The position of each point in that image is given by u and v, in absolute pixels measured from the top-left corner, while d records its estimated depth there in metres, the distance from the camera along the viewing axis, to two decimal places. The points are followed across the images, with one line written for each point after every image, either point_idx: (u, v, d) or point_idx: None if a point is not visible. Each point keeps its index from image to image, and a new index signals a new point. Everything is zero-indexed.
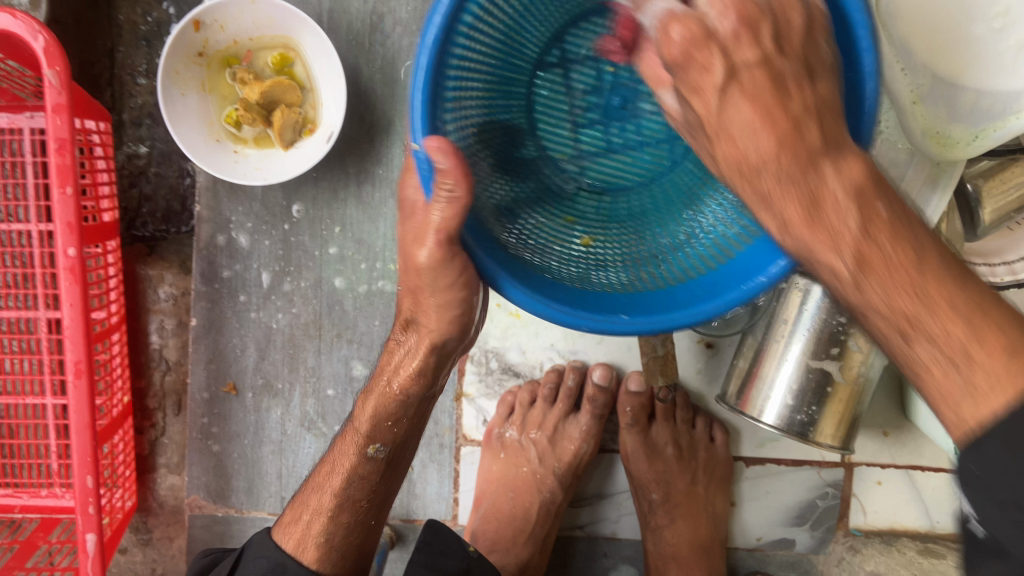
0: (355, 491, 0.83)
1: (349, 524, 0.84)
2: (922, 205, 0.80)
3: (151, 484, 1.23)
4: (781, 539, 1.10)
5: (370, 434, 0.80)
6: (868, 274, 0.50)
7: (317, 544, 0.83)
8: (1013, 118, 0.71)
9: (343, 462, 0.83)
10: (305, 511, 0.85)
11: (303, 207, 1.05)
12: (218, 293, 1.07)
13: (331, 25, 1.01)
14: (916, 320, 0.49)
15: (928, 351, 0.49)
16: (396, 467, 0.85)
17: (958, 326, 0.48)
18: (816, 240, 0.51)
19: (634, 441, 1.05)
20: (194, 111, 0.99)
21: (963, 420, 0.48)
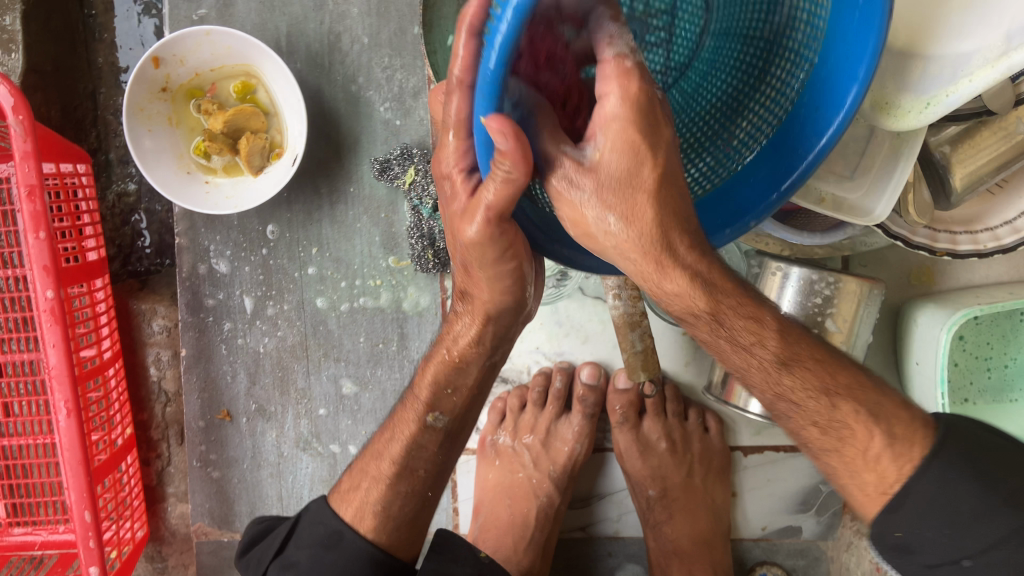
0: (412, 459, 0.79)
1: (406, 494, 0.80)
2: (884, 178, 0.76)
3: (162, 513, 1.25)
4: (787, 527, 1.08)
5: (429, 401, 0.77)
6: (792, 354, 0.59)
7: (375, 511, 0.79)
8: (965, 81, 0.67)
9: (403, 431, 0.79)
10: (364, 478, 0.81)
11: (278, 229, 1.06)
12: (205, 322, 1.09)
13: (289, 49, 1.02)
14: (831, 394, 0.60)
15: (852, 415, 0.59)
16: (454, 437, 0.80)
17: (861, 389, 0.60)
18: (742, 319, 0.58)
19: (627, 439, 1.03)
20: (163, 146, 1.00)
21: (889, 478, 0.58)
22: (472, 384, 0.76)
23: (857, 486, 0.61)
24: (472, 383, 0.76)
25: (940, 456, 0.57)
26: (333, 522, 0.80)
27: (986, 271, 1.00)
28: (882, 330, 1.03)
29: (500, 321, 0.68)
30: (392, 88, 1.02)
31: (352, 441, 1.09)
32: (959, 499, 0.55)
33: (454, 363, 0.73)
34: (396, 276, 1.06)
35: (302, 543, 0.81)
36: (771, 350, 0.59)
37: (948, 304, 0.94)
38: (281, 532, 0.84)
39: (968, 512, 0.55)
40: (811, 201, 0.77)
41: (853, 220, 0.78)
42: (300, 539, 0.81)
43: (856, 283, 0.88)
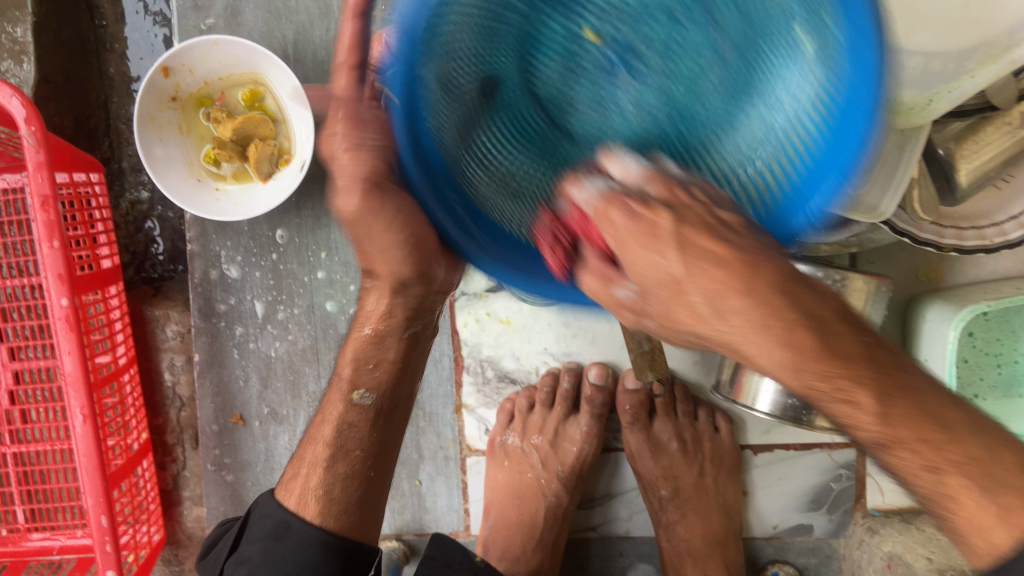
0: (346, 439, 0.78)
1: (347, 476, 0.78)
2: (890, 173, 0.76)
3: (178, 516, 1.27)
4: (799, 525, 1.08)
5: (353, 379, 0.79)
6: (893, 434, 0.53)
7: (316, 495, 0.76)
8: (967, 77, 0.67)
9: (332, 411, 0.80)
10: (302, 465, 0.79)
11: (287, 233, 1.07)
12: (217, 327, 1.10)
13: (297, 57, 1.03)
14: (941, 468, 0.53)
15: (960, 481, 0.53)
16: (388, 415, 0.81)
17: (980, 448, 0.53)
18: (838, 371, 0.50)
19: (637, 438, 1.03)
20: (173, 154, 1.01)
21: (996, 546, 0.52)
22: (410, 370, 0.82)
23: (962, 547, 0.55)
24: (395, 357, 0.79)
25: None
26: (277, 513, 0.77)
27: (994, 265, 0.99)
28: (890, 326, 1.03)
29: (409, 293, 0.75)
30: None
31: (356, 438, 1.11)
32: None
33: (370, 338, 0.78)
34: None
35: (254, 537, 0.77)
36: (868, 430, 0.53)
37: (956, 300, 0.93)
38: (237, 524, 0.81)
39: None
40: None
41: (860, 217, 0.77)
42: (252, 532, 0.78)
43: (863, 280, 0.88)
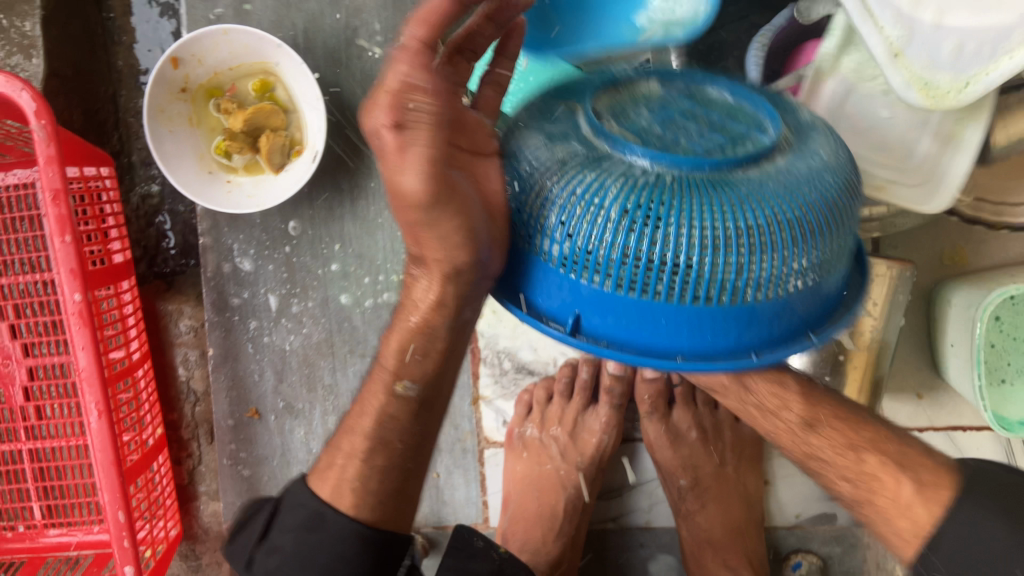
0: (387, 432, 0.69)
1: (387, 467, 0.69)
2: (943, 164, 0.79)
3: (194, 512, 1.26)
4: (821, 514, 1.06)
5: (397, 368, 0.68)
6: (815, 415, 0.75)
7: (353, 488, 0.68)
8: (1006, 58, 0.66)
9: (373, 403, 0.70)
10: (337, 457, 0.71)
11: (300, 225, 1.06)
12: (231, 321, 1.09)
13: (306, 45, 1.01)
14: (855, 448, 0.71)
15: (878, 458, 0.69)
16: (431, 404, 0.71)
17: (889, 440, 0.71)
18: (764, 380, 0.78)
19: (656, 429, 1.01)
20: (184, 146, 1.00)
21: (920, 523, 0.65)
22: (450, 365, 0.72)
23: (891, 534, 0.68)
24: (444, 347, 0.67)
25: (970, 497, 0.62)
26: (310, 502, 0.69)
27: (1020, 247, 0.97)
28: (913, 312, 1.01)
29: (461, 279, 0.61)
30: None
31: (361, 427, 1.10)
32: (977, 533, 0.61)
33: (414, 333, 0.66)
34: None
35: (284, 526, 0.69)
36: (795, 410, 0.76)
37: (983, 283, 0.92)
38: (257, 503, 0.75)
39: (996, 549, 0.60)
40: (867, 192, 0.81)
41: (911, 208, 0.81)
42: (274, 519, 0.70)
43: (886, 264, 0.87)
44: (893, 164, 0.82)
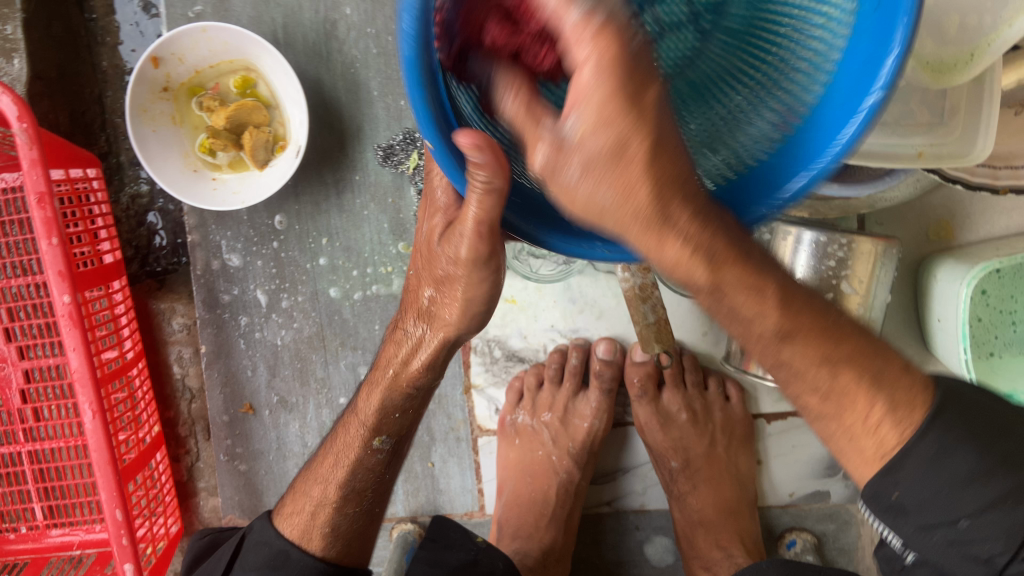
0: (359, 482, 0.78)
1: (355, 514, 0.79)
2: (975, 118, 0.76)
3: (194, 508, 1.27)
4: (815, 492, 1.07)
5: (376, 425, 0.76)
6: (793, 327, 0.53)
7: (323, 533, 0.78)
8: (1006, 27, 0.67)
9: (348, 455, 0.78)
10: (308, 501, 0.79)
11: (286, 219, 1.06)
12: (222, 318, 1.10)
13: (286, 41, 1.01)
14: (833, 362, 0.54)
15: (857, 379, 0.54)
16: (402, 454, 0.80)
17: (866, 377, 0.54)
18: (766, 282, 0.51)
19: (647, 412, 1.02)
20: (168, 145, 1.00)
21: (884, 447, 0.54)
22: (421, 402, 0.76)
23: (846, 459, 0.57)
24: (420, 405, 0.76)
25: (940, 422, 0.53)
26: (277, 542, 0.79)
27: (1007, 221, 0.97)
28: (902, 290, 1.01)
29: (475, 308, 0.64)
30: (391, 73, 1.02)
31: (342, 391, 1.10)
32: (953, 466, 0.53)
33: (398, 387, 0.74)
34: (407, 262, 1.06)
35: (250, 565, 0.78)
36: (773, 323, 0.52)
37: (968, 258, 0.92)
38: (230, 546, 0.82)
39: (966, 474, 0.52)
40: (910, 158, 0.76)
41: (956, 165, 0.77)
42: (245, 561, 0.79)
43: (871, 243, 0.86)
44: (926, 128, 0.77)
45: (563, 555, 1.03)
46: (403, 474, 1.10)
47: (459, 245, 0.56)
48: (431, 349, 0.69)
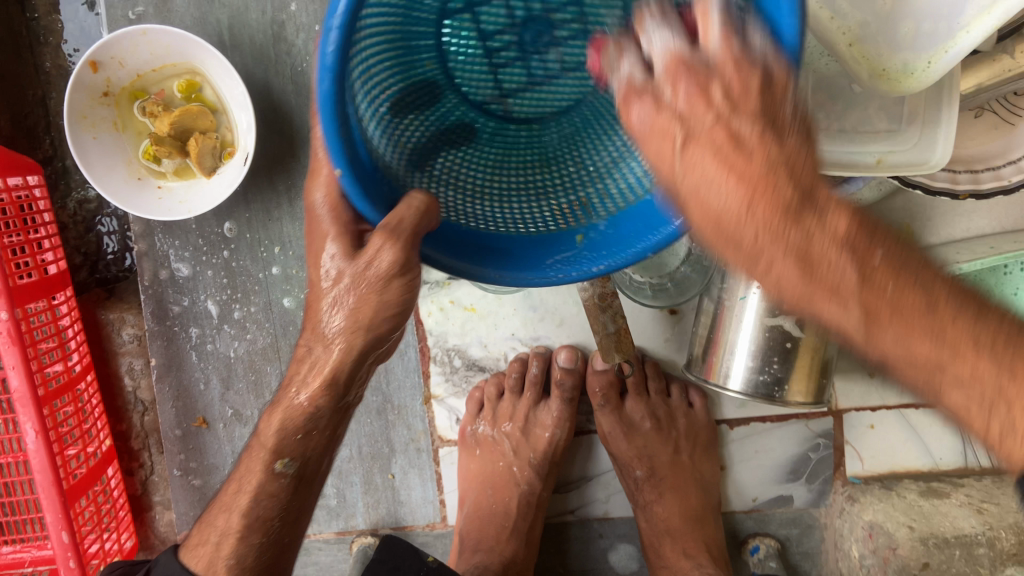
0: (263, 510, 0.68)
1: (260, 546, 0.69)
2: (934, 125, 0.75)
3: (149, 522, 1.22)
4: (778, 497, 1.06)
5: (276, 448, 0.65)
6: (878, 321, 0.46)
7: (228, 566, 0.68)
8: (962, 33, 0.66)
9: (250, 481, 0.67)
10: (214, 531, 0.70)
11: (236, 227, 1.03)
12: (172, 330, 1.08)
13: (232, 42, 0.98)
14: (944, 361, 0.46)
15: (962, 397, 0.47)
16: (311, 478, 0.69)
17: (988, 369, 0.46)
18: (822, 282, 0.46)
19: (610, 421, 1.00)
20: (110, 152, 0.96)
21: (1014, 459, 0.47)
22: (332, 425, 0.65)
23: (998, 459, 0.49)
24: (326, 425, 0.64)
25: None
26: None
27: (967, 224, 0.96)
28: None
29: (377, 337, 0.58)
30: None
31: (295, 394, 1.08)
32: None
33: (305, 409, 0.62)
34: None
35: None
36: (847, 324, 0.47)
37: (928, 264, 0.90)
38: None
39: None
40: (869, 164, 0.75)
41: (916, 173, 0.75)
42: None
43: None
44: (883, 136, 0.76)
45: (526, 567, 1.01)
46: (362, 486, 1.08)
47: (379, 257, 0.53)
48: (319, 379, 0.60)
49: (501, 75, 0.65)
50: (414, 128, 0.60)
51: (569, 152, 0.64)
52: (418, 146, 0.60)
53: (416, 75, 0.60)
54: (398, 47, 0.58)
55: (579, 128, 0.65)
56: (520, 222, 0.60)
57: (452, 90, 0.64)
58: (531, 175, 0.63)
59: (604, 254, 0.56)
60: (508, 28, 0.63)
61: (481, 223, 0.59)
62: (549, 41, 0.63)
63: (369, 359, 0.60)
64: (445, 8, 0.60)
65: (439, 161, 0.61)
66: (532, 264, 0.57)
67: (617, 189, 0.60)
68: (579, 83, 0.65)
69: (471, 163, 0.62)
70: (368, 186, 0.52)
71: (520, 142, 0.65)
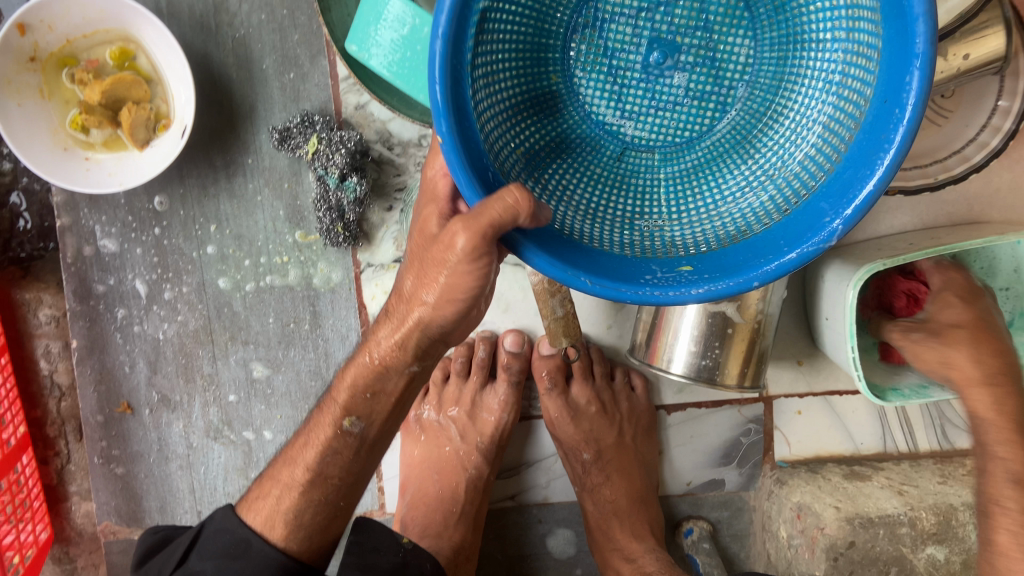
0: (329, 467, 0.72)
1: (321, 504, 0.73)
2: None
3: (65, 514, 1.15)
4: (710, 480, 1.09)
5: (346, 404, 0.70)
6: None
7: (287, 520, 0.73)
8: None
9: (319, 436, 0.72)
10: (276, 485, 0.74)
11: (167, 200, 0.99)
12: (96, 310, 1.03)
13: (170, 11, 0.94)
14: None
15: None
16: (372, 449, 0.73)
17: None
18: None
19: (557, 405, 1.00)
20: (35, 120, 0.90)
21: None
22: (400, 391, 0.68)
23: None
24: (396, 390, 0.68)
25: None
26: (241, 531, 0.74)
27: (891, 220, 1.00)
28: (794, 285, 1.02)
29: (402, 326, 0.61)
30: (287, 50, 0.95)
31: (229, 378, 1.05)
32: None
33: (371, 364, 0.67)
34: (304, 252, 1.00)
35: (205, 554, 0.74)
36: None
37: (857, 257, 0.91)
38: (186, 536, 0.77)
39: None
40: None
41: None
42: (203, 550, 0.74)
43: None
44: None
45: (471, 553, 1.00)
46: None
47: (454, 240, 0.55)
48: (381, 349, 0.65)
49: (622, 97, 0.69)
50: (526, 132, 0.65)
51: (686, 185, 0.67)
52: (527, 148, 0.65)
53: (535, 82, 0.66)
54: (526, 58, 0.65)
55: (701, 161, 0.68)
56: (627, 248, 0.63)
57: (576, 109, 0.69)
58: (646, 197, 0.67)
59: (708, 279, 0.58)
60: (633, 47, 0.67)
61: (587, 240, 0.63)
62: (673, 64, 0.67)
63: (446, 339, 0.64)
64: (573, 23, 0.67)
65: (554, 172, 0.66)
66: (627, 278, 0.59)
67: (736, 225, 0.63)
68: (699, 113, 0.69)
69: (585, 180, 0.67)
70: (477, 164, 0.57)
71: (638, 169, 0.68)
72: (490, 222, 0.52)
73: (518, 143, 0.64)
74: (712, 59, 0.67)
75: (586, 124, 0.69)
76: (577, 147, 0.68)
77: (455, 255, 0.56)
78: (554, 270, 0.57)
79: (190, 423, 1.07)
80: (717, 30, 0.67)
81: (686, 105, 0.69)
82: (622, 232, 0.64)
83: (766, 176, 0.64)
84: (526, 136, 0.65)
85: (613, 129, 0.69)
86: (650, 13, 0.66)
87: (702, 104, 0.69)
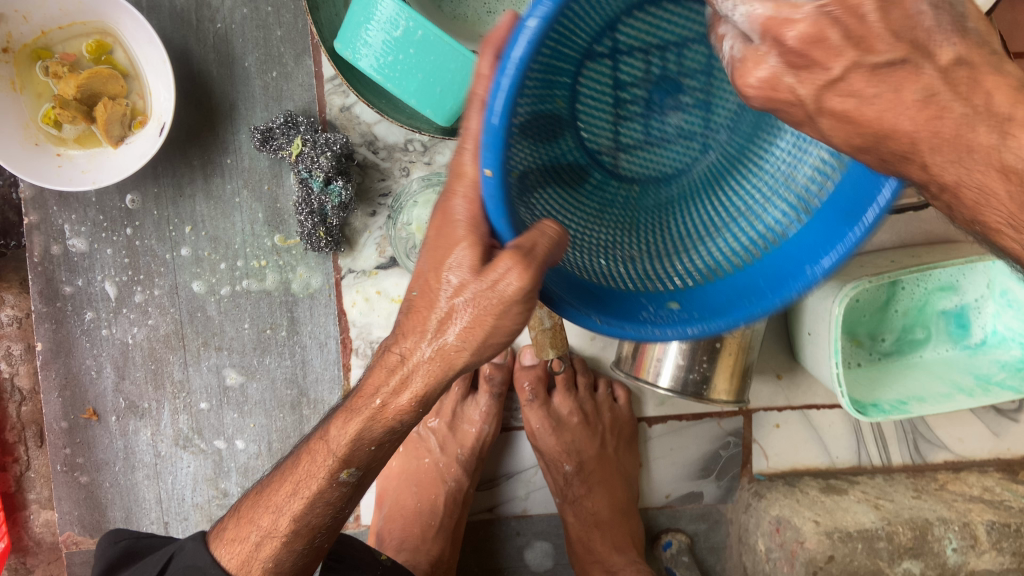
0: (315, 517, 0.69)
1: (304, 551, 0.71)
2: None
3: (23, 523, 1.11)
4: (688, 493, 1.09)
5: (344, 457, 0.66)
6: None
7: (265, 568, 0.70)
8: None
9: (309, 485, 0.68)
10: (254, 531, 0.71)
11: (140, 199, 0.96)
12: (63, 312, 0.99)
13: (151, 3, 0.91)
14: None
15: None
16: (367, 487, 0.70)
17: None
18: None
19: (539, 417, 0.99)
20: (6, 112, 0.87)
21: None
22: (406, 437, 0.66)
23: None
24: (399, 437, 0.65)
25: None
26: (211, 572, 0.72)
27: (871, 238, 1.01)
28: None
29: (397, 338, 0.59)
30: (270, 49, 0.92)
31: (201, 385, 1.02)
32: None
33: (360, 378, 0.65)
34: (283, 255, 0.97)
35: None
36: None
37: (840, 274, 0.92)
38: (154, 564, 0.76)
39: None
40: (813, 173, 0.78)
41: None
42: None
43: None
44: None
45: (449, 567, 0.98)
46: None
47: (506, 280, 0.51)
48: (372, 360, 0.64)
49: (621, 126, 0.69)
50: (527, 152, 0.59)
51: (660, 218, 0.69)
52: (526, 170, 0.59)
53: (548, 105, 0.61)
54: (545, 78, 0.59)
55: (676, 198, 0.71)
56: (611, 278, 0.62)
57: (574, 133, 0.66)
58: (626, 229, 0.68)
59: (698, 317, 0.58)
60: (640, 83, 0.67)
61: (575, 268, 0.60)
62: (673, 104, 0.69)
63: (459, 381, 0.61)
64: (593, 49, 0.63)
65: (547, 195, 0.63)
66: (627, 317, 0.57)
67: (707, 264, 0.65)
68: (682, 154, 0.71)
69: (572, 209, 0.65)
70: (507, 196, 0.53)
71: (617, 199, 0.69)
72: (542, 260, 0.51)
73: (522, 165, 0.58)
74: (703, 107, 0.69)
75: (580, 149, 0.68)
76: (571, 172, 0.67)
77: (507, 291, 0.52)
78: (572, 316, 0.55)
79: (159, 431, 1.03)
80: (715, 80, 0.68)
81: (671, 143, 0.70)
82: (604, 260, 0.63)
83: (730, 219, 0.67)
84: (528, 153, 0.60)
85: (603, 156, 0.69)
86: (662, 51, 0.66)
87: (687, 147, 0.71)
